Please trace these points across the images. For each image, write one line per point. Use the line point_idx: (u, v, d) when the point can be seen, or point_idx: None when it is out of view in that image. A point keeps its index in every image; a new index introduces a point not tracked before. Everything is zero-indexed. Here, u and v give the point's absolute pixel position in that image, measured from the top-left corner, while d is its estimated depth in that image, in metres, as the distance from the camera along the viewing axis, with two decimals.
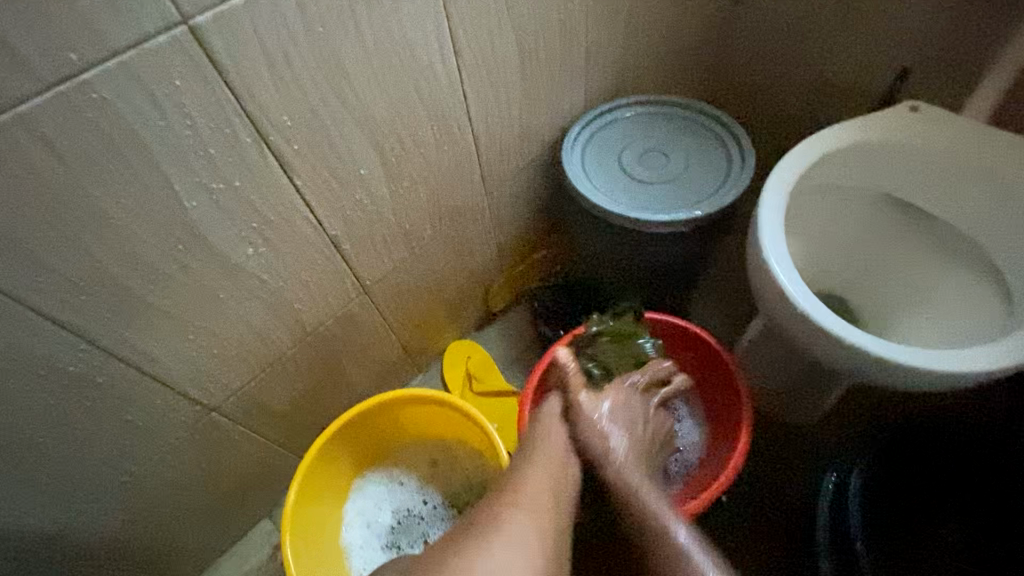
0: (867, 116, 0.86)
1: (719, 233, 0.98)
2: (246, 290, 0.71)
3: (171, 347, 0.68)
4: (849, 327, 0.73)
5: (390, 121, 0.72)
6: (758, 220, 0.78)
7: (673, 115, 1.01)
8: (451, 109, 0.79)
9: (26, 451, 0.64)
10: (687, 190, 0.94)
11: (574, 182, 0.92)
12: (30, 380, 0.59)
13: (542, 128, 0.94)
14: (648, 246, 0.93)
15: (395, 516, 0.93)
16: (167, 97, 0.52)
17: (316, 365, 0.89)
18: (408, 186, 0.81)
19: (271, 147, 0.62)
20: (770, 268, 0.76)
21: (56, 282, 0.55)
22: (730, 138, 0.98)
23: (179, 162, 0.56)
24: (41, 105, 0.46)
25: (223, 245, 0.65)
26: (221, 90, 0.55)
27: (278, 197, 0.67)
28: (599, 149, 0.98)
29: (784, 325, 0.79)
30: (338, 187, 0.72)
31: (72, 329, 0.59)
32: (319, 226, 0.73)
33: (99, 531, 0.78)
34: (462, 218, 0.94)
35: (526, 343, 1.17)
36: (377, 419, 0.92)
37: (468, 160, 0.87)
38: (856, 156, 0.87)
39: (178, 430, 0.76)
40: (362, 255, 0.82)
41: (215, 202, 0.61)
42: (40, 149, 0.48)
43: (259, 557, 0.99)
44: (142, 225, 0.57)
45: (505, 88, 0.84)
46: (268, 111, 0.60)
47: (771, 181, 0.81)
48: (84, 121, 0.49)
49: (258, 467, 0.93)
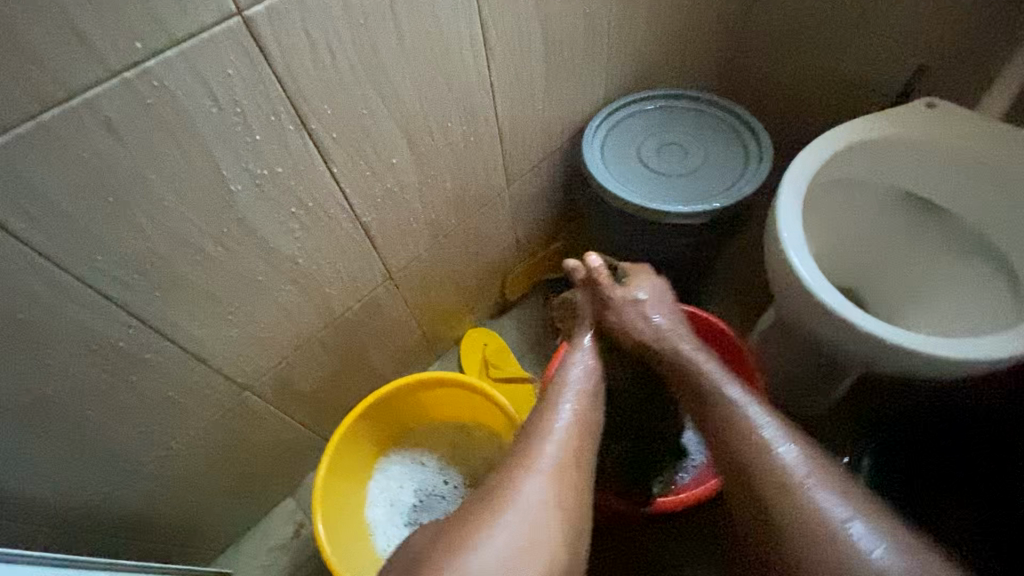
0: (885, 111, 0.88)
1: (735, 226, 1.00)
2: (281, 273, 0.73)
3: (211, 326, 0.71)
4: (868, 320, 0.75)
5: (421, 110, 0.74)
6: (778, 213, 0.80)
7: (691, 107, 1.04)
8: (478, 99, 0.81)
9: (75, 422, 0.67)
10: (706, 182, 0.96)
11: (594, 173, 0.94)
12: (79, 358, 0.62)
13: (563, 121, 0.97)
14: (666, 236, 0.95)
15: (417, 494, 0.97)
16: (220, 85, 0.55)
17: (342, 348, 0.91)
18: (435, 176, 0.83)
19: (310, 134, 0.64)
20: (789, 258, 0.78)
21: (112, 260, 0.58)
22: (747, 131, 1.00)
23: (228, 148, 0.59)
24: (107, 90, 0.49)
25: (262, 230, 0.68)
26: (268, 79, 0.57)
27: (316, 183, 0.69)
28: (618, 141, 1.00)
29: (803, 317, 0.81)
30: (370, 174, 0.74)
31: (124, 305, 0.62)
32: (351, 213, 0.76)
33: (134, 506, 0.82)
34: (484, 208, 0.96)
35: (542, 332, 1.20)
36: (401, 399, 0.95)
37: (492, 151, 0.89)
38: (870, 151, 0.89)
39: (211, 408, 0.79)
40: (389, 243, 0.85)
41: (257, 188, 0.64)
42: (101, 133, 0.51)
43: (280, 537, 1.02)
44: (189, 210, 0.60)
45: (530, 80, 0.85)
46: (311, 101, 0.62)
47: (790, 175, 0.84)
48: (143, 107, 0.52)
49: (285, 446, 0.96)
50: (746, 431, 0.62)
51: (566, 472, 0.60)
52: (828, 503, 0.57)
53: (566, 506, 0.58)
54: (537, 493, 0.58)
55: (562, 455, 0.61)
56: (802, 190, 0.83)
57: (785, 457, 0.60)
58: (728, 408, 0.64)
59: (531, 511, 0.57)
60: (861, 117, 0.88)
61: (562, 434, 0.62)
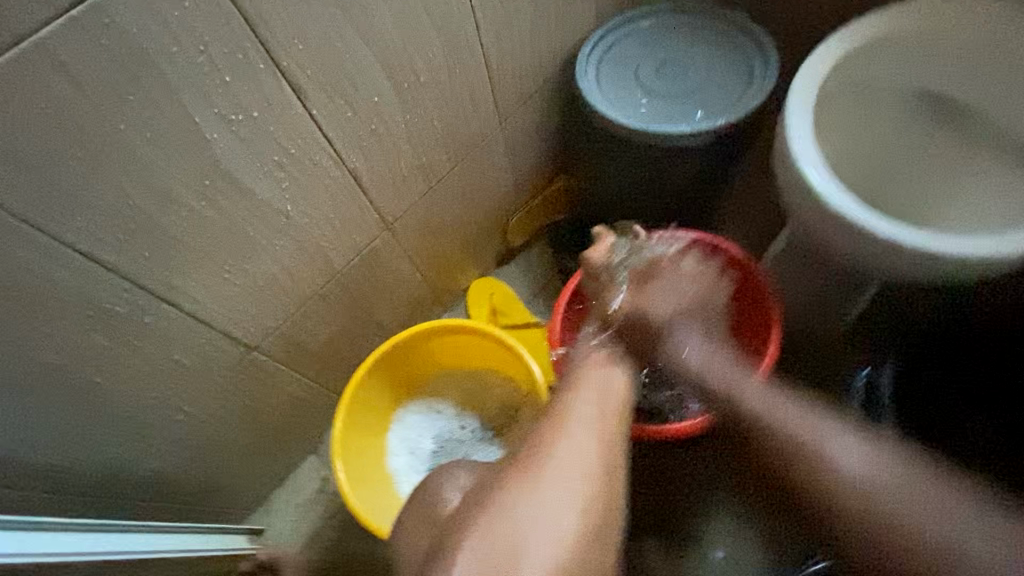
0: (900, 4, 0.81)
1: (742, 146, 0.95)
2: (273, 228, 0.71)
3: (209, 287, 0.70)
4: (888, 226, 0.72)
5: (400, 41, 0.69)
6: (788, 123, 0.76)
7: (690, 21, 0.97)
8: (461, 25, 0.75)
9: (86, 390, 0.67)
10: (710, 100, 0.91)
11: (591, 100, 0.89)
12: (78, 325, 0.61)
13: (553, 48, 0.91)
14: (670, 162, 0.91)
15: (436, 442, 0.98)
16: (179, 20, 0.51)
17: (346, 303, 0.90)
18: (423, 116, 0.80)
19: (284, 73, 0.61)
20: (802, 170, 0.74)
21: (93, 221, 0.56)
22: (751, 41, 0.93)
23: (198, 92, 0.56)
24: (57, 31, 0.46)
25: (247, 181, 0.65)
26: (230, 11, 0.53)
27: (297, 128, 0.66)
28: (614, 64, 0.94)
29: (816, 233, 0.78)
30: (353, 116, 0.71)
31: (115, 268, 0.60)
32: (338, 159, 0.73)
33: (159, 470, 0.83)
34: (478, 148, 0.92)
35: (548, 276, 1.18)
36: (411, 350, 0.95)
37: (481, 84, 0.84)
38: (884, 49, 0.83)
39: (221, 370, 0.79)
40: (382, 191, 0.82)
41: (236, 136, 0.61)
42: (59, 81, 0.48)
43: (307, 492, 1.04)
44: (166, 163, 0.57)
45: (514, 1, 0.80)
46: (281, 36, 0.58)
47: (799, 81, 0.78)
48: (99, 49, 0.48)
49: (301, 405, 0.97)
50: (766, 428, 0.66)
51: (608, 417, 0.59)
52: (841, 446, 0.62)
53: (610, 454, 0.55)
54: (578, 452, 0.54)
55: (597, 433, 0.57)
56: (813, 96, 0.78)
57: (805, 437, 0.64)
58: (760, 425, 0.66)
59: (572, 447, 0.54)
60: (873, 13, 0.82)
61: (600, 394, 0.61)
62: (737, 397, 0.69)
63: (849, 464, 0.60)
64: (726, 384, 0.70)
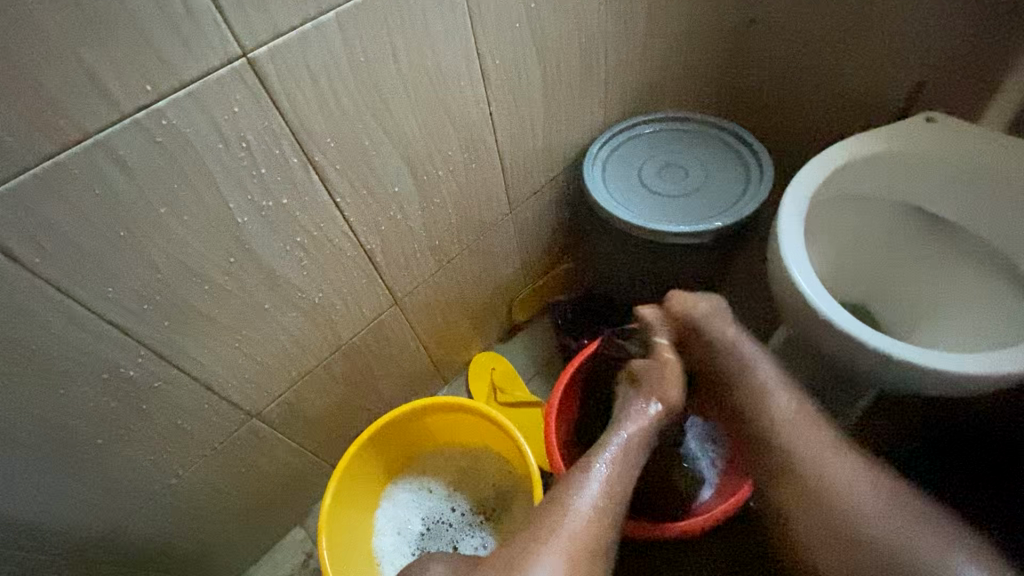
0: (884, 127, 0.88)
1: (740, 243, 1.00)
2: (287, 302, 0.75)
3: (220, 355, 0.73)
4: (879, 337, 0.74)
5: (423, 140, 0.76)
6: (779, 232, 0.80)
7: (690, 129, 1.05)
8: (479, 127, 0.83)
9: (88, 451, 0.68)
10: (708, 202, 0.96)
11: (595, 196, 0.96)
12: (88, 390, 0.64)
13: (564, 147, 0.99)
14: (670, 255, 0.95)
15: (425, 522, 0.96)
16: (227, 122, 0.57)
17: (349, 374, 0.92)
18: (437, 204, 0.85)
19: (315, 165, 0.67)
20: (792, 276, 0.78)
21: (123, 291, 0.60)
22: (747, 150, 1.01)
23: (235, 181, 0.61)
24: (121, 130, 0.52)
25: (268, 258, 0.69)
26: (272, 114, 0.60)
27: (321, 212, 0.71)
28: (619, 164, 1.01)
29: (810, 334, 0.80)
30: (374, 203, 0.77)
31: (136, 335, 0.64)
32: (356, 240, 0.78)
33: (143, 536, 0.82)
34: (489, 233, 0.98)
35: (549, 355, 1.20)
36: (407, 425, 0.95)
37: (495, 177, 0.91)
38: (872, 166, 0.89)
39: (220, 437, 0.80)
40: (395, 270, 0.87)
41: (264, 219, 0.66)
42: (114, 171, 0.53)
43: (289, 566, 1.02)
44: (196, 242, 0.62)
45: (530, 107, 0.88)
46: (315, 134, 0.64)
47: (790, 193, 0.84)
48: (154, 145, 0.54)
49: (294, 474, 0.97)
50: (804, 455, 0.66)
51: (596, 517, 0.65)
52: (841, 471, 0.65)
53: (594, 547, 0.63)
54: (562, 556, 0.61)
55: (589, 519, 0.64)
56: (804, 207, 0.83)
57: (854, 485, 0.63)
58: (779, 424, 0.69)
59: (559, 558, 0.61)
60: (861, 133, 0.89)
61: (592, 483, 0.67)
62: (771, 410, 0.70)
63: (835, 449, 0.66)
64: (833, 441, 0.67)
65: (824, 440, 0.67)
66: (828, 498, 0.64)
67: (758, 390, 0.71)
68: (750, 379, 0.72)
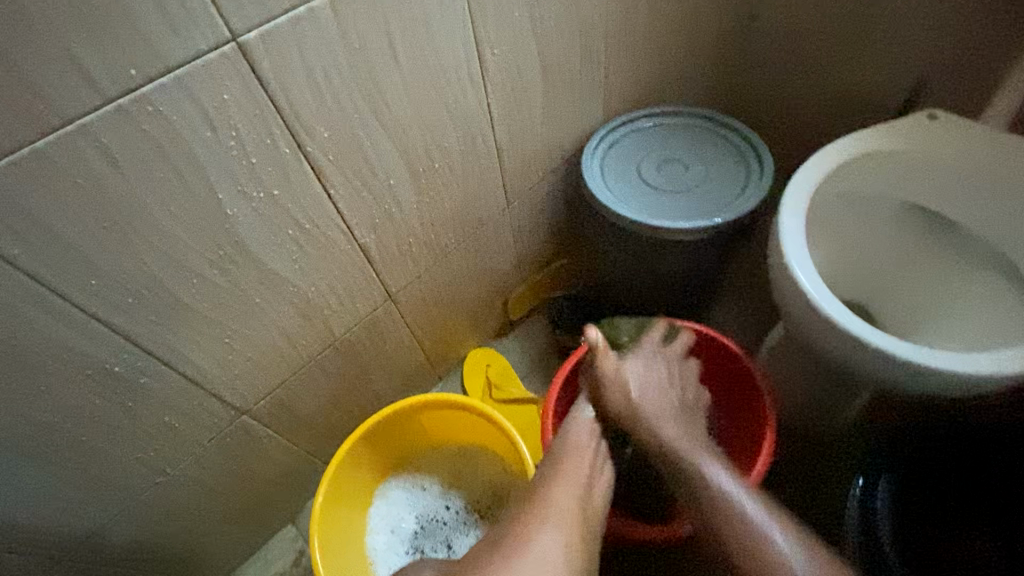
0: (885, 123, 0.88)
1: (739, 240, 0.98)
2: (278, 297, 0.73)
3: (209, 350, 0.71)
4: (880, 336, 0.73)
5: (419, 131, 0.74)
6: (780, 229, 0.79)
7: (690, 124, 1.04)
8: (477, 119, 0.81)
9: (72, 450, 0.66)
10: (707, 199, 0.95)
11: (594, 191, 0.94)
12: (70, 386, 0.61)
13: (562, 141, 0.97)
14: (668, 252, 0.94)
15: (418, 521, 0.95)
16: (216, 109, 0.55)
17: (342, 370, 0.91)
18: (433, 197, 0.83)
19: (307, 156, 0.65)
20: (792, 274, 0.77)
21: (108, 284, 0.58)
22: (747, 147, 1.00)
23: (225, 172, 0.59)
24: (103, 116, 0.49)
25: (259, 252, 0.67)
26: (263, 102, 0.58)
27: (313, 205, 0.69)
28: (618, 159, 1.00)
29: (810, 332, 0.79)
30: (368, 196, 0.75)
31: (121, 330, 0.61)
32: (349, 234, 0.76)
33: (129, 536, 0.80)
34: (485, 228, 0.96)
35: (545, 351, 1.19)
36: (400, 422, 0.94)
37: (492, 170, 0.89)
38: (873, 163, 0.88)
39: (209, 434, 0.78)
40: (390, 264, 0.85)
41: (255, 211, 0.64)
42: (97, 159, 0.51)
43: (280, 565, 1.00)
44: (184, 234, 0.60)
45: (529, 99, 0.86)
46: (307, 123, 0.62)
47: (791, 190, 0.83)
48: (139, 132, 0.52)
49: (285, 472, 0.95)
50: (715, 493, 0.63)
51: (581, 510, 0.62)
52: (722, 478, 0.63)
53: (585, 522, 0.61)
54: (557, 540, 0.57)
55: (571, 506, 0.62)
56: (805, 204, 0.81)
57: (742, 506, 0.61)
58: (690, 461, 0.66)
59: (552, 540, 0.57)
60: (862, 129, 0.88)
61: (571, 474, 0.66)
62: (665, 444, 0.68)
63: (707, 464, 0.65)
64: (693, 458, 0.66)
65: (705, 464, 0.65)
66: (717, 531, 0.60)
67: (642, 423, 0.71)
68: (641, 425, 0.71)
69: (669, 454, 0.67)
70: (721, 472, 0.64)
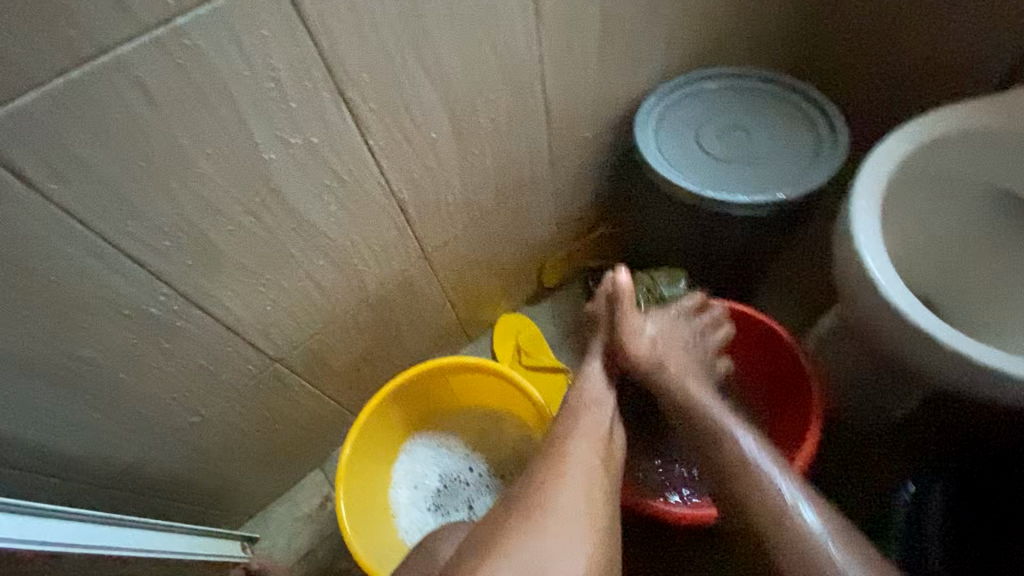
0: (984, 98, 0.78)
1: (798, 219, 0.92)
2: (314, 249, 0.72)
3: (244, 298, 0.70)
4: (952, 335, 0.67)
5: (464, 82, 0.70)
6: (851, 212, 0.72)
7: (758, 88, 0.95)
8: (527, 70, 0.75)
9: (111, 385, 0.68)
10: (771, 172, 0.88)
11: (646, 156, 0.87)
12: (109, 324, 0.62)
13: (616, 100, 0.90)
14: (721, 227, 0.88)
15: (441, 479, 0.95)
16: (255, 47, 0.52)
17: (374, 326, 0.90)
18: (475, 154, 0.79)
19: (348, 102, 0.61)
20: (861, 260, 0.70)
21: (144, 225, 0.57)
22: (822, 117, 0.91)
23: (264, 115, 0.57)
24: (139, 48, 0.47)
25: (294, 201, 0.65)
26: (304, 41, 0.54)
27: (352, 154, 0.66)
28: (674, 122, 0.92)
29: (870, 323, 0.73)
30: (408, 148, 0.71)
31: (157, 272, 0.61)
32: (387, 188, 0.73)
33: (164, 470, 0.83)
34: (527, 190, 0.92)
35: (578, 322, 1.15)
36: (430, 382, 0.93)
37: (539, 128, 0.84)
38: (965, 142, 0.79)
39: (242, 379, 0.80)
40: (426, 221, 0.82)
41: (292, 158, 0.62)
42: (133, 92, 0.49)
43: (307, 507, 1.04)
44: (220, 179, 0.58)
45: (585, 51, 0.79)
46: (348, 67, 0.59)
47: (867, 168, 0.75)
48: (176, 67, 0.49)
49: (315, 420, 0.97)
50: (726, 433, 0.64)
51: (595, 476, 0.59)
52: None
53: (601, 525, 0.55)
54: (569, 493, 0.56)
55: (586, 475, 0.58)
56: (881, 186, 0.74)
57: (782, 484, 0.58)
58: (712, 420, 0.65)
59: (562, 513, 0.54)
60: (957, 103, 0.78)
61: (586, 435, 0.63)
62: (723, 438, 0.63)
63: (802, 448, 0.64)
64: (719, 422, 0.65)
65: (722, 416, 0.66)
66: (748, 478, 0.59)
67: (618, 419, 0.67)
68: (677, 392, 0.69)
69: (696, 421, 0.67)
70: (780, 472, 0.59)
